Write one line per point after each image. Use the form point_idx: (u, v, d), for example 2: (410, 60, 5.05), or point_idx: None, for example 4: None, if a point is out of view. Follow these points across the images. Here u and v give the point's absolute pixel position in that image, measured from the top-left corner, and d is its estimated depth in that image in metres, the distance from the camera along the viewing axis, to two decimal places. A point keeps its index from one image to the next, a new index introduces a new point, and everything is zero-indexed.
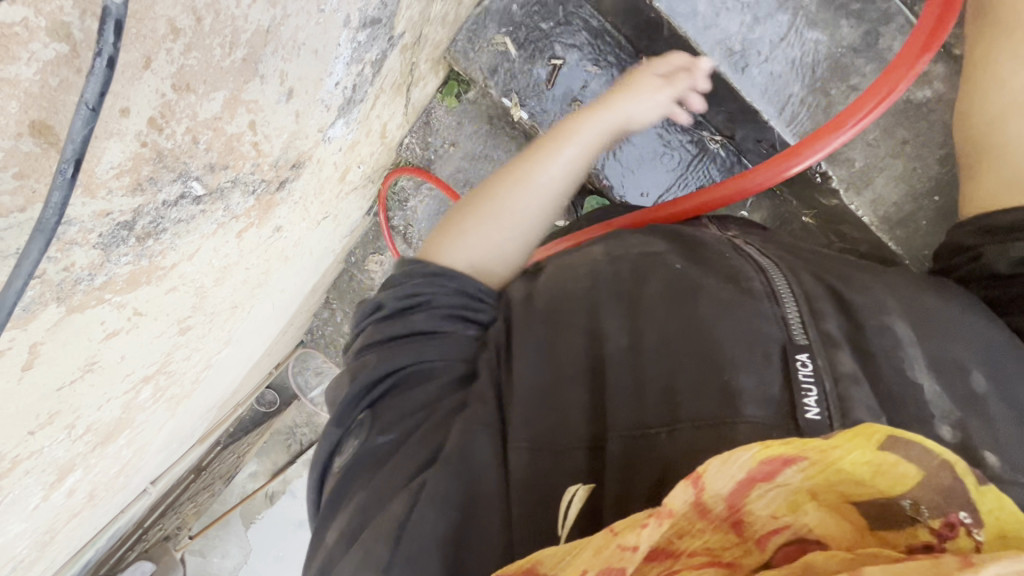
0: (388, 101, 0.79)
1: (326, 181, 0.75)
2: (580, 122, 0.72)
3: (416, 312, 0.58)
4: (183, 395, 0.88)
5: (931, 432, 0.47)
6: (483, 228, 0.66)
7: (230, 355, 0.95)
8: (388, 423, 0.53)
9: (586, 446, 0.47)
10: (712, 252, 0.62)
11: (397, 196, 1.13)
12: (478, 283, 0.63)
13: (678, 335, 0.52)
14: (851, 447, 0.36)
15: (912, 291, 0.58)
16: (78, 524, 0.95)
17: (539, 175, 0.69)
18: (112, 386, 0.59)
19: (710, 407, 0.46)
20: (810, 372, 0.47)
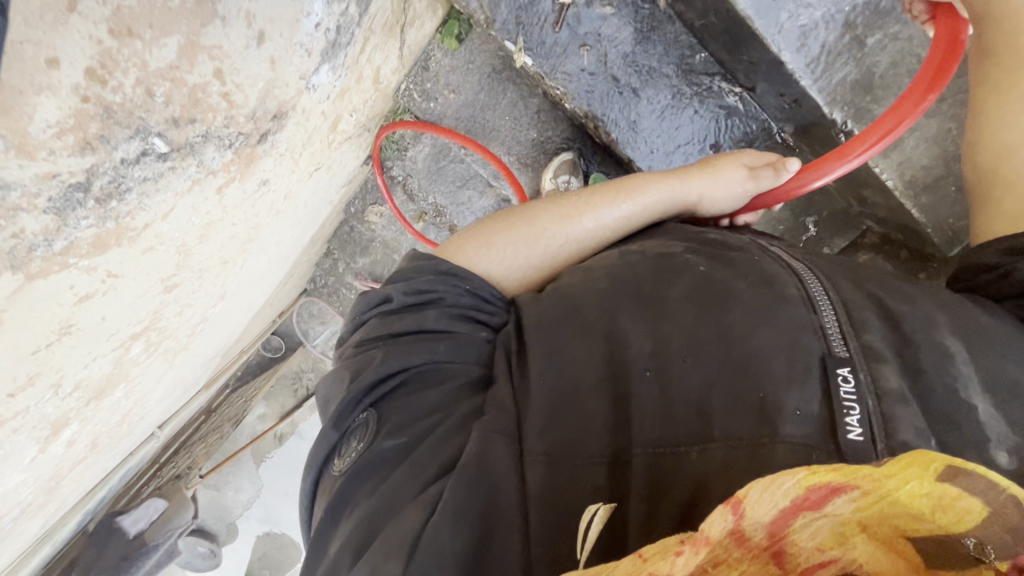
0: (375, 46, 0.79)
1: (314, 130, 0.76)
2: (649, 183, 0.68)
3: (428, 309, 0.57)
4: (184, 346, 0.87)
5: (985, 458, 0.44)
6: (512, 246, 0.65)
7: (229, 304, 0.94)
8: (395, 428, 0.51)
9: (607, 461, 0.44)
10: (740, 254, 0.58)
11: (396, 145, 1.14)
12: (492, 287, 0.61)
13: (707, 342, 0.49)
14: (906, 478, 0.32)
15: (946, 297, 0.55)
16: (84, 469, 0.93)
17: (587, 219, 0.66)
18: (102, 334, 0.59)
19: (748, 425, 0.42)
20: (853, 389, 0.43)
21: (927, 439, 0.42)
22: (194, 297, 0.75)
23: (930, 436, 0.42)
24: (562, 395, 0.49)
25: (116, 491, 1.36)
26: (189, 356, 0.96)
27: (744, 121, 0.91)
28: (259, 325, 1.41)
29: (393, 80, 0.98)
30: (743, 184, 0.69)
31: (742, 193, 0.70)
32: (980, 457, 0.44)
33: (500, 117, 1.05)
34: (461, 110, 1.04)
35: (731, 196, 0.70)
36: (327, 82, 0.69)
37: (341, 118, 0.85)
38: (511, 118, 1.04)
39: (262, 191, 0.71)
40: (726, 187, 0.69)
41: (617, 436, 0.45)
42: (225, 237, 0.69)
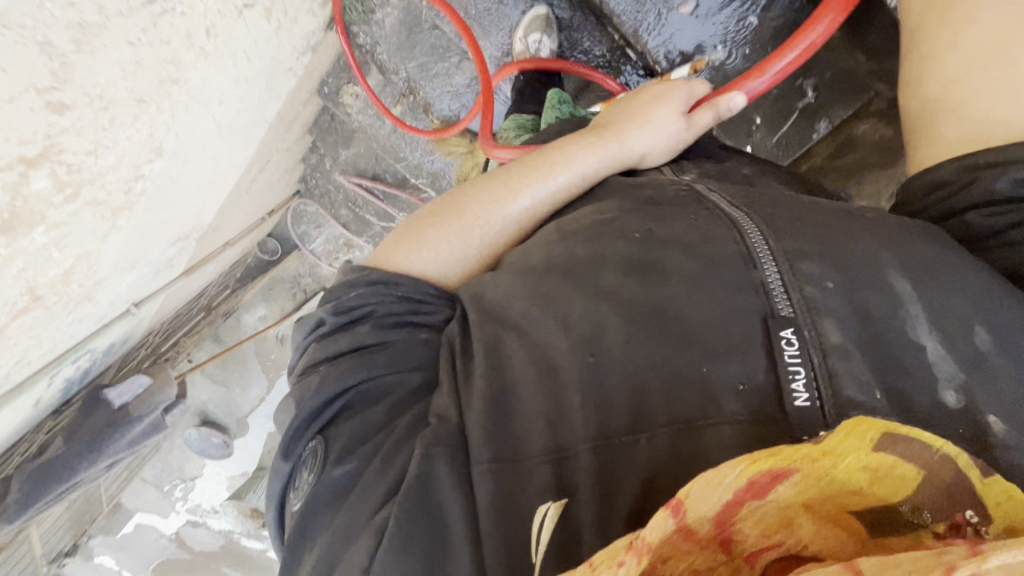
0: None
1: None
2: (582, 148, 0.66)
3: (360, 325, 0.57)
4: (121, 207, 0.81)
5: (934, 399, 0.43)
6: (448, 240, 0.63)
7: (179, 163, 0.89)
8: (342, 453, 0.50)
9: (551, 458, 0.43)
10: (677, 211, 0.56)
11: (364, 5, 1.06)
12: (427, 286, 0.60)
13: (647, 318, 0.47)
14: (845, 451, 0.31)
15: (886, 227, 0.54)
16: (39, 321, 0.82)
17: (523, 197, 0.64)
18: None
19: (691, 406, 0.42)
20: (796, 351, 0.42)
21: (872, 394, 0.42)
22: (110, 141, 0.69)
23: (874, 389, 0.42)
24: (509, 393, 0.47)
25: (104, 360, 1.27)
26: (136, 223, 0.89)
27: None
28: (237, 212, 1.34)
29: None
30: (677, 125, 0.69)
31: (679, 134, 0.70)
32: (927, 398, 0.43)
33: None
34: None
35: (666, 139, 0.69)
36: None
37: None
38: None
39: (169, 16, 0.67)
40: (661, 134, 0.69)
41: (562, 426, 0.44)
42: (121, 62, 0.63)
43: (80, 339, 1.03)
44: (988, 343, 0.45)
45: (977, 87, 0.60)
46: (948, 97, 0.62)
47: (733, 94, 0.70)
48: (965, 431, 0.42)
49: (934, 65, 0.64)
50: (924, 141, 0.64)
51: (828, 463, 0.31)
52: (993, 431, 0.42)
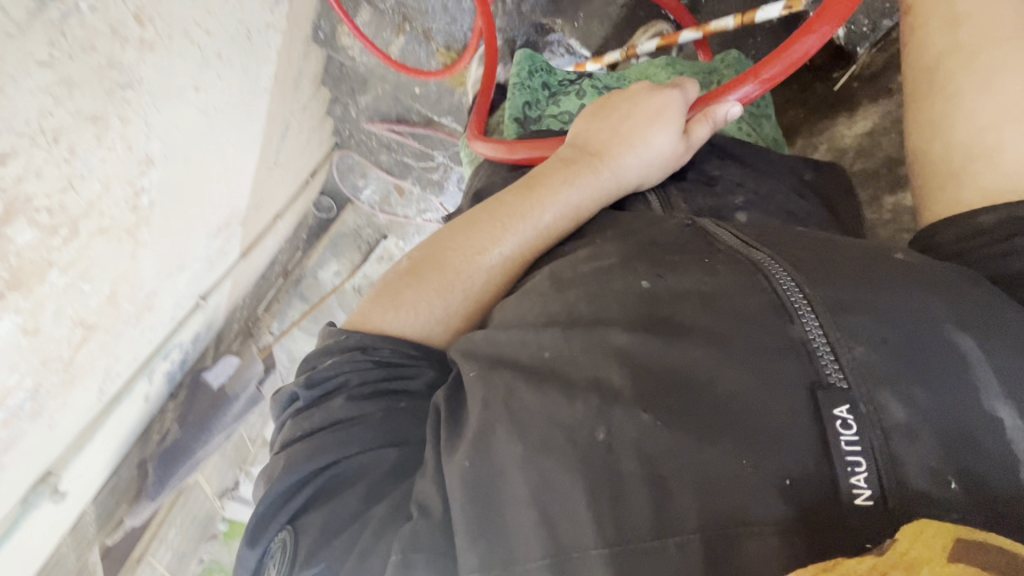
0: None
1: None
2: (569, 180, 0.60)
3: (334, 399, 0.50)
4: (134, 226, 0.88)
5: (1014, 484, 0.36)
6: (423, 296, 0.56)
7: (178, 164, 0.90)
8: (313, 550, 0.43)
9: (550, 563, 0.37)
10: (688, 256, 0.48)
11: None
12: (410, 346, 0.53)
13: (667, 388, 0.40)
14: (918, 566, 0.27)
15: (936, 268, 0.45)
16: (104, 339, 0.94)
17: (507, 240, 0.58)
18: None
19: (726, 504, 0.35)
20: (853, 436, 0.35)
21: (946, 484, 0.35)
22: (83, 170, 0.73)
23: (949, 479, 0.35)
24: (496, 479, 0.40)
25: (195, 347, 1.30)
26: (157, 232, 0.94)
27: None
28: (275, 186, 1.28)
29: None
30: (674, 145, 0.63)
31: (678, 152, 0.64)
32: (1006, 485, 0.36)
33: None
34: None
35: (664, 159, 0.64)
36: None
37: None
38: None
39: (76, 18, 0.63)
40: (657, 157, 0.63)
41: (564, 525, 0.37)
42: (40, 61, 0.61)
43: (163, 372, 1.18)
44: None
45: (1017, 133, 0.52)
46: (980, 142, 0.53)
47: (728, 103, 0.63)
48: None
49: (958, 105, 0.56)
50: (943, 188, 0.56)
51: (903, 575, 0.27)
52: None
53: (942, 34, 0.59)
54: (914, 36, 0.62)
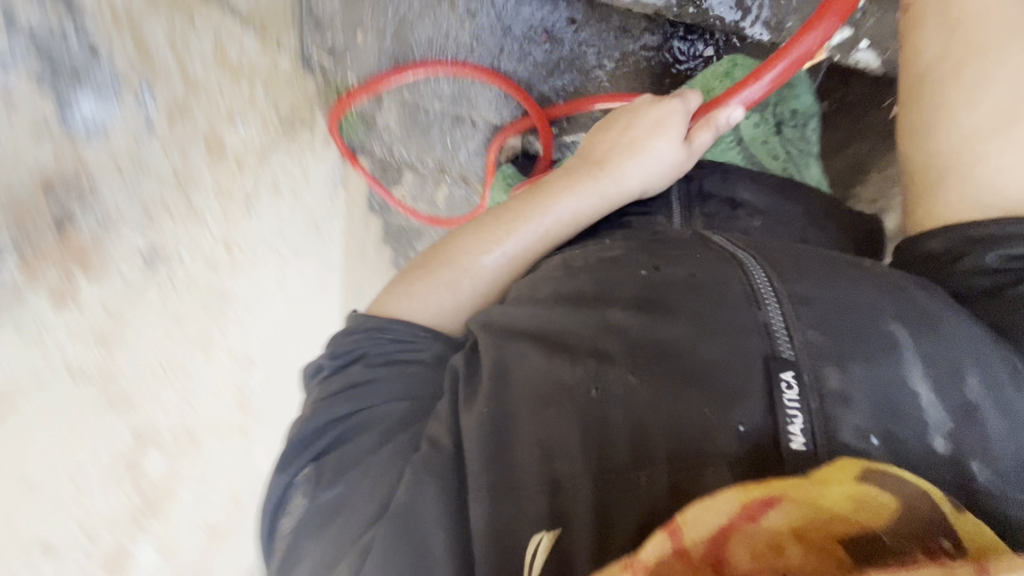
0: (115, 180, 0.75)
1: (165, 186, 0.80)
2: (573, 187, 0.70)
3: (354, 366, 0.58)
4: (109, 370, 0.76)
5: (927, 446, 0.43)
6: (432, 287, 0.65)
7: (201, 355, 0.87)
8: (334, 476, 0.52)
9: (545, 488, 0.44)
10: (682, 252, 0.56)
11: (358, 119, 1.04)
12: (418, 327, 0.61)
13: (650, 356, 0.48)
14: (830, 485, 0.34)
15: (888, 276, 0.53)
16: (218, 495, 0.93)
17: (512, 240, 0.67)
18: (65, 408, 0.73)
19: (685, 446, 0.43)
20: (795, 396, 0.43)
21: (869, 440, 0.43)
22: (226, 342, 0.91)
23: (872, 436, 0.43)
24: (506, 422, 0.48)
25: None
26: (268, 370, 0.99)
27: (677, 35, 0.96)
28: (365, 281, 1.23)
29: (274, 53, 0.94)
30: (676, 152, 0.73)
31: (680, 157, 0.73)
32: (921, 449, 0.43)
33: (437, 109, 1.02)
34: (400, 123, 1.04)
35: (664, 164, 0.73)
36: (31, 199, 0.69)
37: (250, 144, 0.91)
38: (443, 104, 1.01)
39: (178, 266, 0.82)
40: (659, 163, 0.73)
41: (558, 459, 0.45)
42: (91, 325, 0.74)
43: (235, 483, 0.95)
44: (980, 395, 0.47)
45: (996, 145, 0.59)
46: (959, 156, 0.61)
47: (730, 107, 0.71)
48: (953, 480, 0.43)
49: (911, 157, 0.65)
50: (922, 199, 0.63)
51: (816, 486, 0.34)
52: (977, 478, 0.44)
53: (937, 36, 0.63)
54: (910, 36, 0.66)
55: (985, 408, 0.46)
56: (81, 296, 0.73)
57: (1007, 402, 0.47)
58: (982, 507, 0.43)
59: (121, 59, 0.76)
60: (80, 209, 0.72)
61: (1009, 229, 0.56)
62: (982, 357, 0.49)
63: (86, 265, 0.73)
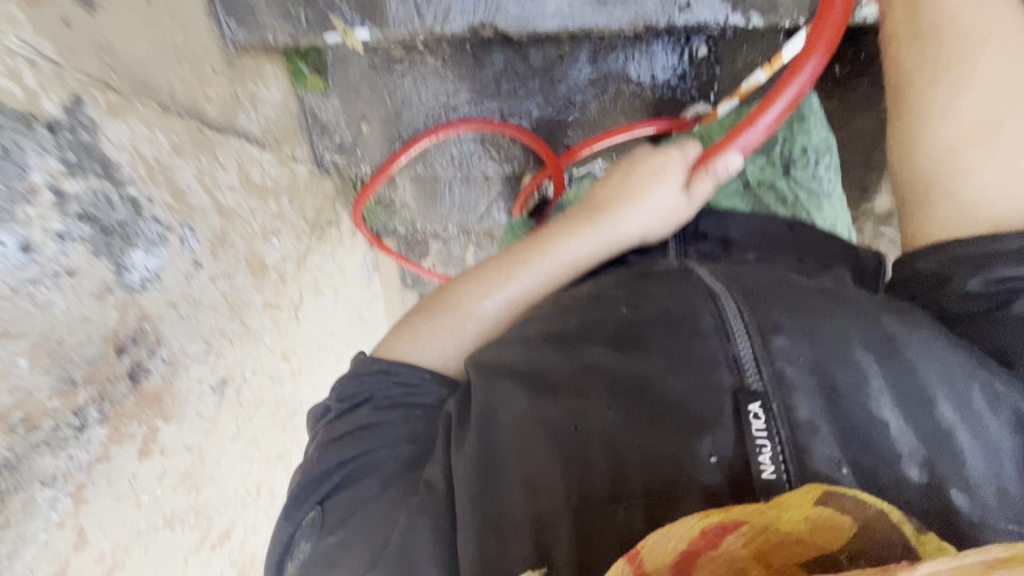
0: (172, 318, 0.76)
1: (220, 315, 0.85)
2: (569, 237, 0.73)
3: (361, 409, 0.61)
4: (200, 505, 0.81)
5: (899, 476, 0.45)
6: (435, 330, 0.68)
7: (281, 470, 1.01)
8: (335, 521, 0.54)
9: (531, 526, 0.46)
10: (662, 285, 0.59)
11: (382, 203, 1.35)
12: (422, 370, 0.64)
13: (629, 393, 0.50)
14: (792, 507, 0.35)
15: (856, 301, 0.56)
16: None
17: (512, 285, 0.70)
18: (167, 551, 0.75)
19: (664, 478, 0.45)
20: (764, 425, 0.45)
21: (839, 468, 0.44)
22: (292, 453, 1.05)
23: (842, 464, 0.44)
24: (493, 463, 0.50)
25: None
26: None
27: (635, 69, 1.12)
28: None
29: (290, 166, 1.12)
30: (674, 199, 0.75)
31: (678, 203, 0.76)
32: (893, 475, 0.45)
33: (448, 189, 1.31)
34: (418, 203, 1.34)
35: (664, 210, 0.75)
36: (103, 356, 0.66)
37: (289, 256, 1.07)
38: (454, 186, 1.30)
39: (246, 386, 0.91)
40: (657, 208, 0.75)
41: (542, 498, 0.47)
42: (178, 470, 0.76)
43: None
44: (953, 419, 0.48)
45: (974, 157, 0.62)
46: (942, 169, 0.63)
47: (728, 156, 0.74)
48: (929, 508, 0.44)
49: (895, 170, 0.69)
50: (913, 213, 0.66)
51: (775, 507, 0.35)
52: (956, 506, 0.44)
53: (910, 53, 0.67)
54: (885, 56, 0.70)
55: (959, 431, 0.48)
56: (163, 445, 0.73)
57: (980, 422, 0.49)
58: (966, 537, 0.43)
59: (161, 212, 0.77)
60: (149, 357, 0.72)
61: (990, 250, 0.58)
62: (954, 380, 0.50)
63: (165, 412, 0.74)
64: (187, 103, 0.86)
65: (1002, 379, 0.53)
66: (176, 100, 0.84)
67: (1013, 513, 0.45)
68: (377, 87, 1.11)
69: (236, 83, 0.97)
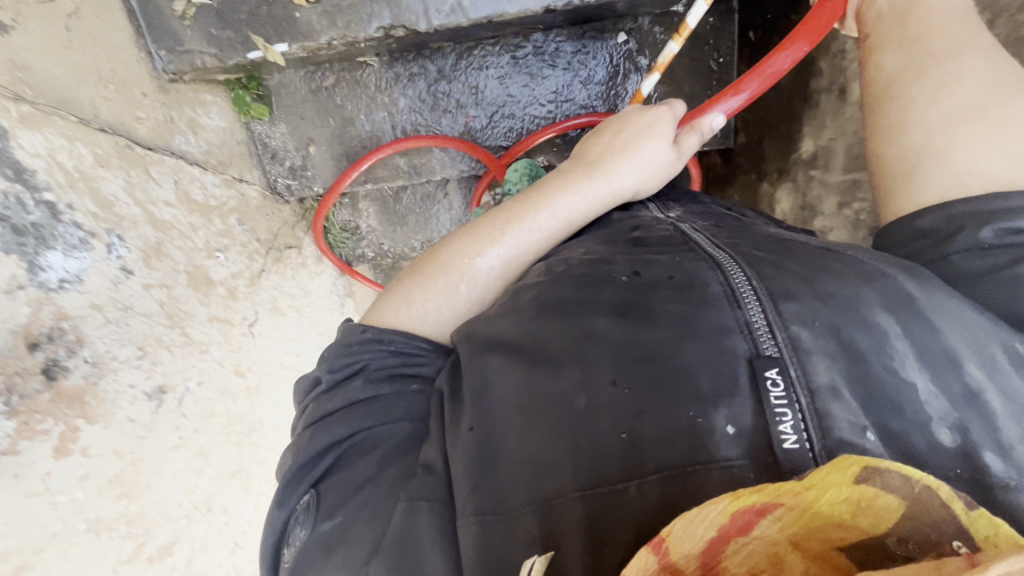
0: (97, 321, 0.70)
1: (155, 322, 0.77)
2: (565, 192, 0.70)
3: (353, 380, 0.58)
4: (134, 513, 0.70)
5: (931, 440, 0.42)
6: (428, 294, 0.65)
7: (239, 489, 0.87)
8: (331, 507, 0.51)
9: (536, 508, 0.43)
10: (664, 254, 0.56)
11: (345, 230, 1.29)
12: (417, 340, 0.62)
13: (635, 360, 0.47)
14: (827, 485, 0.31)
15: (865, 263, 0.53)
16: None
17: (506, 241, 0.67)
18: (92, 564, 0.65)
19: (677, 451, 0.42)
20: (782, 392, 0.43)
21: (864, 434, 0.41)
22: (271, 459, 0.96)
23: (868, 430, 0.41)
24: (493, 443, 0.47)
25: None
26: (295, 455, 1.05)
27: (576, 67, 1.10)
28: None
29: (236, 186, 1.07)
30: (667, 153, 0.75)
31: (671, 159, 0.76)
32: (926, 440, 0.42)
33: (416, 203, 1.29)
34: (384, 227, 1.30)
35: (656, 165, 0.75)
36: (12, 349, 0.60)
37: (239, 273, 0.98)
38: (421, 201, 1.29)
39: (189, 396, 0.80)
40: (652, 165, 0.75)
41: (546, 480, 0.43)
42: (106, 474, 0.67)
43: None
44: (980, 378, 0.46)
45: (963, 133, 0.64)
46: (935, 141, 0.65)
47: (712, 115, 0.76)
48: (965, 474, 0.41)
49: (878, 154, 0.71)
50: (901, 185, 0.67)
51: (809, 487, 0.31)
52: (990, 470, 0.42)
53: (896, 56, 0.72)
54: (872, 57, 0.74)
55: (988, 391, 0.45)
56: (86, 445, 0.65)
57: (1009, 381, 0.46)
58: (1000, 502, 0.41)
59: (84, 218, 0.72)
60: (68, 356, 0.65)
61: (1006, 203, 0.59)
62: (974, 337, 0.48)
63: (89, 413, 0.66)
64: (114, 121, 0.83)
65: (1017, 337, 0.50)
66: (98, 117, 0.80)
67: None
68: (317, 103, 1.11)
69: (171, 108, 0.96)
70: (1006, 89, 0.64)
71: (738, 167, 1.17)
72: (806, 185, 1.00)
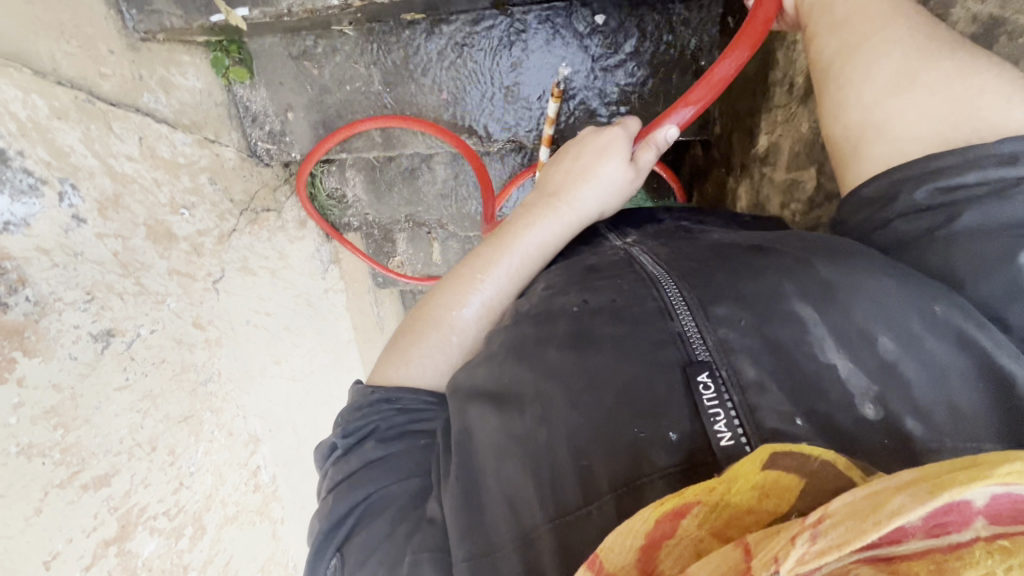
0: (43, 264, 0.75)
1: (107, 270, 0.84)
2: (533, 228, 0.75)
3: (366, 442, 0.64)
4: (70, 443, 0.75)
5: (854, 415, 0.47)
6: (424, 349, 0.71)
7: (189, 432, 0.94)
8: (355, 568, 0.57)
9: (517, 546, 0.48)
10: (609, 279, 0.61)
11: (332, 197, 1.49)
12: (421, 395, 0.68)
13: (587, 388, 0.52)
14: (734, 478, 0.36)
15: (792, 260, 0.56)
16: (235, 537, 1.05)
17: (485, 282, 0.72)
18: (23, 482, 0.69)
19: (621, 470, 0.47)
20: (713, 396, 0.48)
21: (793, 420, 0.46)
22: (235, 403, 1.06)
23: (795, 416, 0.46)
24: (481, 493, 0.52)
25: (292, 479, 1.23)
26: (260, 413, 1.14)
27: (551, 41, 1.15)
28: (313, 345, 1.39)
29: (211, 147, 1.16)
30: (625, 172, 0.80)
31: (631, 176, 0.81)
32: (849, 416, 0.47)
33: (397, 171, 1.43)
34: (370, 201, 1.48)
35: (615, 184, 0.79)
36: None
37: (206, 230, 1.07)
38: (403, 170, 1.43)
39: (140, 341, 0.87)
40: (613, 184, 0.79)
41: (523, 514, 0.49)
42: (43, 405, 0.72)
43: (221, 530, 1.01)
44: (895, 350, 0.49)
45: (895, 105, 0.65)
46: (873, 116, 0.67)
47: (665, 128, 0.81)
48: (889, 442, 0.45)
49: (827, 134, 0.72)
50: (852, 162, 0.69)
51: (721, 483, 0.36)
52: (913, 435, 0.45)
53: (830, 38, 0.73)
54: (812, 44, 0.76)
55: (903, 362, 0.48)
56: (22, 375, 0.70)
57: (929, 349, 0.49)
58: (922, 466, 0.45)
59: (36, 165, 0.78)
60: (9, 294, 0.70)
61: (933, 164, 0.60)
62: (895, 312, 0.51)
63: (28, 347, 0.71)
64: (76, 76, 0.90)
65: (940, 299, 0.52)
66: (58, 71, 0.87)
67: (968, 431, 0.46)
68: (297, 71, 1.23)
69: (142, 67, 1.05)
70: (938, 51, 0.65)
71: (712, 162, 1.22)
72: (761, 181, 1.05)
